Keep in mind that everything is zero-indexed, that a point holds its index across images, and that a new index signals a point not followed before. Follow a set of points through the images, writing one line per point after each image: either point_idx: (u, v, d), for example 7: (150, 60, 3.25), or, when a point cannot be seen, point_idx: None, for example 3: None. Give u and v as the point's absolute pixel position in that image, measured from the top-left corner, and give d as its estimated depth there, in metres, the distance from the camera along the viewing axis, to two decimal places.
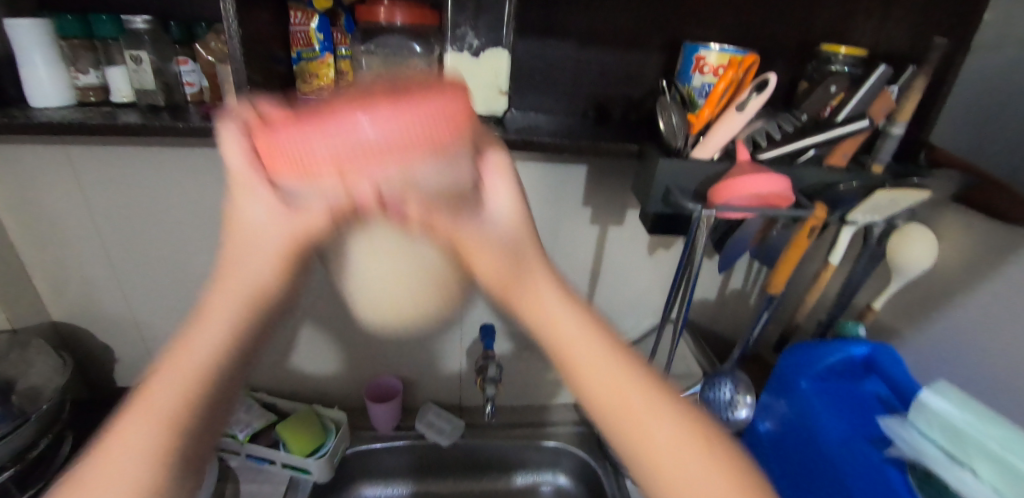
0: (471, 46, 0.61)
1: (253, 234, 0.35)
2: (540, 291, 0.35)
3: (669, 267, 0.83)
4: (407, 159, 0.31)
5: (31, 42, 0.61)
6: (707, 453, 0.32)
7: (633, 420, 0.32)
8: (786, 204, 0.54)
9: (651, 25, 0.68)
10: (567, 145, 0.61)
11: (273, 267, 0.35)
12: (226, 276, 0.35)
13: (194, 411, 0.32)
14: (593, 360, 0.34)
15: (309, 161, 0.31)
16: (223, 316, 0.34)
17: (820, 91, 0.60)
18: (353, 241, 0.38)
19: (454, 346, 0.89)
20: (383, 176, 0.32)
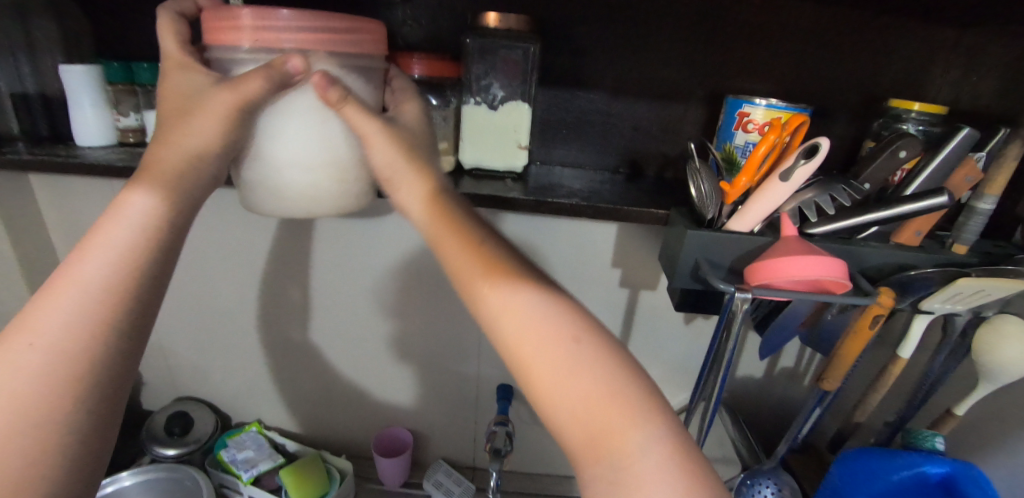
0: (495, 98, 0.58)
1: (178, 88, 0.42)
2: (487, 258, 0.38)
3: (707, 339, 0.75)
4: (320, 43, 0.42)
5: (80, 86, 0.64)
6: (629, 398, 0.32)
7: (555, 357, 0.33)
8: (842, 291, 0.46)
9: (690, 79, 0.63)
10: (585, 208, 0.55)
11: (200, 130, 0.41)
12: (149, 171, 0.41)
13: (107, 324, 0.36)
14: (525, 312, 0.35)
15: (237, 22, 0.41)
16: (98, 266, 0.37)
17: (886, 158, 0.49)
18: (279, 126, 0.44)
19: (470, 405, 0.83)
20: (298, 43, 0.41)
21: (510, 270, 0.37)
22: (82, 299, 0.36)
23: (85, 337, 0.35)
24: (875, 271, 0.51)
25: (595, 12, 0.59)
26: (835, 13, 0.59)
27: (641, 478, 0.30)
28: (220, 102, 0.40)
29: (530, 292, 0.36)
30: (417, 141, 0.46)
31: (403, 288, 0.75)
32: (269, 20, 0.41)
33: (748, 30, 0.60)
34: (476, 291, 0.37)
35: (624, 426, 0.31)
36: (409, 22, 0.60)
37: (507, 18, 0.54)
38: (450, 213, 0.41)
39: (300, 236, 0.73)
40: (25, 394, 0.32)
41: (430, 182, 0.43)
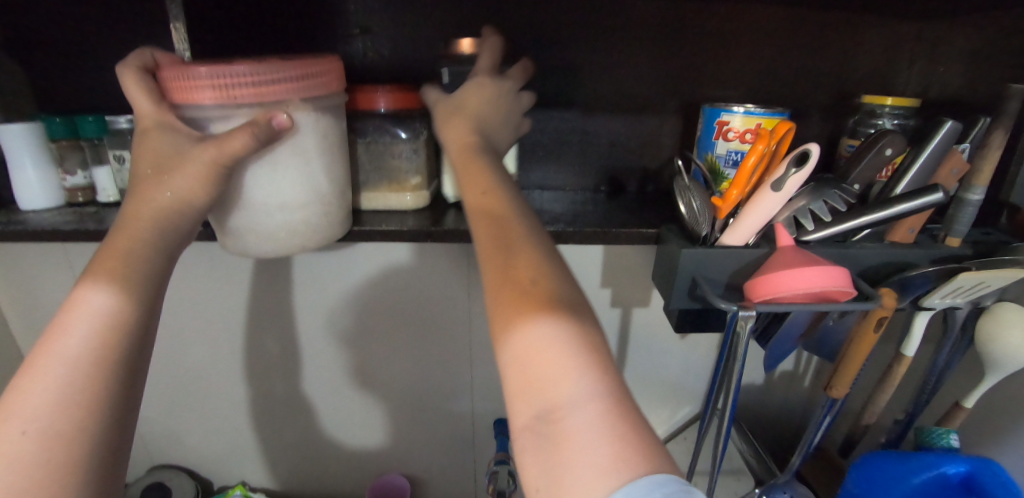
0: None
1: (158, 150, 0.39)
2: (490, 214, 0.36)
3: (705, 351, 0.72)
4: (294, 91, 0.40)
5: (20, 146, 0.60)
6: (564, 346, 0.29)
7: (502, 296, 0.31)
8: (846, 298, 0.44)
9: (663, 89, 0.61)
10: (571, 233, 0.52)
11: (175, 186, 0.38)
12: (117, 236, 0.37)
13: (91, 398, 0.31)
14: (518, 304, 0.31)
15: (201, 81, 0.38)
16: (63, 364, 0.31)
17: (873, 156, 0.48)
18: (262, 176, 0.42)
19: (466, 443, 0.79)
20: (273, 96, 0.40)
21: (535, 278, 0.32)
22: (49, 406, 0.30)
23: (73, 426, 0.30)
24: (870, 273, 0.50)
25: (561, 30, 0.58)
26: (800, 14, 0.59)
27: (568, 435, 0.27)
28: (197, 159, 0.38)
29: (533, 298, 0.31)
30: (481, 107, 0.45)
31: (386, 328, 0.71)
32: (236, 74, 0.38)
33: (716, 38, 0.59)
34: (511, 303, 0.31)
35: (559, 373, 0.28)
36: (370, 53, 0.58)
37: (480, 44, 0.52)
38: (482, 161, 0.41)
39: (270, 286, 0.68)
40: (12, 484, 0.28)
41: (477, 133, 0.44)
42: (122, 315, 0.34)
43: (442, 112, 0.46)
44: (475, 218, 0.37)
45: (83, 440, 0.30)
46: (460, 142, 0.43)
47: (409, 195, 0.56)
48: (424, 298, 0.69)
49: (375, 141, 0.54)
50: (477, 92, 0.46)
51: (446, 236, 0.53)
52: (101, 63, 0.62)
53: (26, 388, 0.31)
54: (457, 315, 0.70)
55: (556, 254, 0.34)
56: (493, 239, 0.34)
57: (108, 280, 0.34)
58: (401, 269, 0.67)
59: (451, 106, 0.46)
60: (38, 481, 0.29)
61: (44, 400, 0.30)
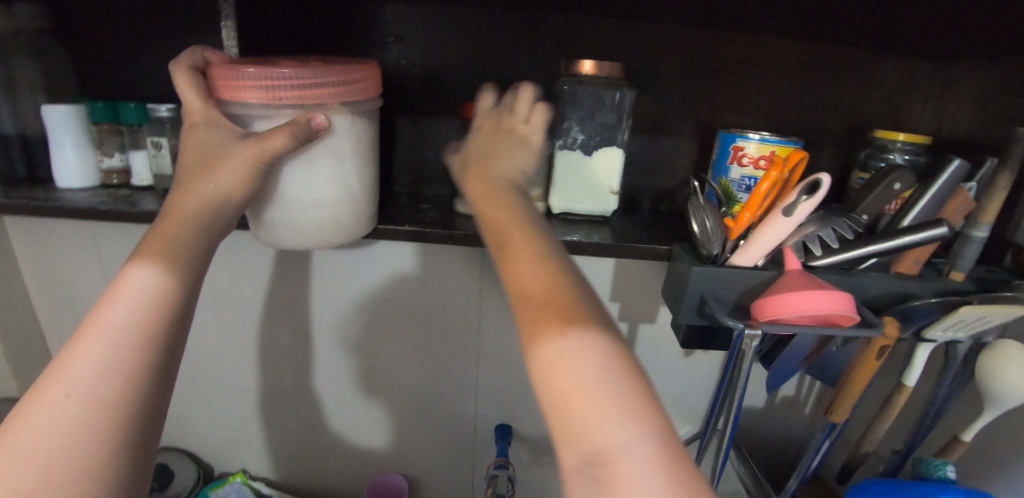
0: (577, 142, 0.55)
1: (204, 144, 0.42)
2: (516, 258, 0.36)
3: (709, 370, 0.74)
4: (334, 95, 0.43)
5: (62, 126, 0.63)
6: (597, 378, 0.30)
7: (538, 335, 0.32)
8: (849, 323, 0.45)
9: (681, 112, 0.64)
10: (587, 245, 0.52)
11: (217, 179, 0.41)
12: (162, 227, 0.39)
13: (135, 367, 0.33)
14: (565, 346, 0.31)
15: (246, 82, 0.41)
16: (107, 333, 0.33)
17: (881, 190, 0.50)
18: (296, 175, 0.44)
19: (466, 448, 0.80)
20: (314, 99, 0.42)
21: (565, 311, 0.33)
22: (93, 370, 0.32)
23: (118, 390, 0.32)
24: (875, 302, 0.52)
25: (587, 50, 0.60)
26: (813, 49, 0.61)
27: (621, 478, 0.27)
28: (241, 154, 0.41)
29: (569, 330, 0.32)
30: (489, 146, 0.48)
31: (396, 327, 0.73)
32: (280, 77, 0.41)
33: (733, 66, 0.62)
34: (550, 337, 0.32)
35: (600, 420, 0.29)
36: (402, 60, 0.60)
37: (605, 66, 0.52)
38: (504, 198, 0.42)
39: (287, 277, 0.70)
40: (59, 443, 0.30)
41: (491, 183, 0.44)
42: (166, 293, 0.36)
43: (463, 165, 0.48)
44: (508, 270, 0.37)
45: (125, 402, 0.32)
46: (481, 185, 0.44)
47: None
48: (436, 299, 0.70)
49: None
50: (489, 132, 0.50)
51: (466, 242, 0.54)
52: (145, 54, 0.65)
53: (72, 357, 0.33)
54: (469, 318, 0.71)
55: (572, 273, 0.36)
56: (527, 282, 0.35)
57: (154, 260, 0.37)
58: (418, 270, 0.69)
59: (471, 158, 0.48)
60: (78, 439, 0.30)
61: (89, 365, 0.32)
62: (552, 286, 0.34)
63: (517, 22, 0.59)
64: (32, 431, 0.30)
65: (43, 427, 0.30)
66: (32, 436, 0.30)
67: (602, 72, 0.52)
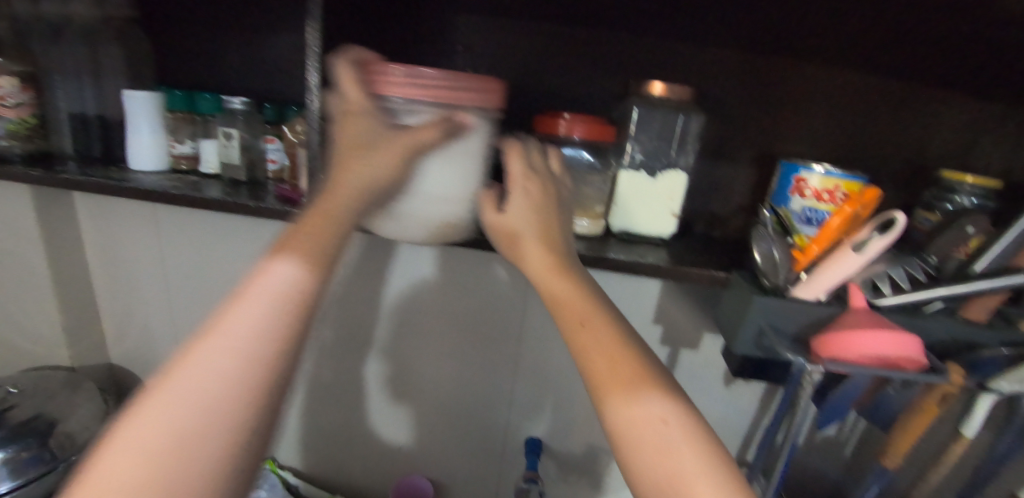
0: (635, 161, 0.57)
1: (361, 129, 0.42)
2: (595, 338, 0.39)
3: (748, 402, 0.72)
4: (476, 101, 0.45)
5: (141, 111, 0.66)
6: (674, 432, 0.35)
7: (621, 407, 0.36)
8: (914, 367, 0.44)
9: (742, 139, 0.63)
10: (644, 266, 0.51)
11: (376, 169, 0.42)
12: (315, 221, 0.41)
13: (283, 342, 0.37)
14: (647, 412, 0.35)
15: (401, 78, 0.43)
16: (229, 343, 0.35)
17: (952, 233, 0.50)
18: (436, 170, 0.46)
19: (494, 459, 0.80)
20: (459, 101, 0.45)
21: (644, 378, 0.37)
22: (243, 348, 0.35)
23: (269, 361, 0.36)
24: (938, 346, 0.50)
25: (652, 71, 0.60)
26: (883, 84, 0.60)
27: None
28: (402, 147, 0.42)
29: (651, 395, 0.36)
30: (537, 213, 0.45)
31: (437, 331, 0.73)
32: (434, 79, 0.43)
33: (797, 96, 0.61)
34: (635, 405, 0.36)
35: (685, 479, 0.33)
36: (468, 70, 0.62)
37: (678, 90, 0.53)
38: (569, 277, 0.42)
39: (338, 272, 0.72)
40: (219, 396, 0.34)
41: (550, 252, 0.43)
42: (292, 304, 0.37)
43: (508, 228, 0.45)
44: (585, 355, 0.38)
45: (240, 416, 0.34)
46: (540, 261, 0.43)
47: (587, 219, 0.56)
48: (479, 307, 0.71)
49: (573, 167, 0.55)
50: (528, 196, 0.45)
51: None
52: (223, 48, 0.68)
53: (195, 359, 0.35)
54: (510, 328, 0.72)
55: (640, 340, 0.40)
56: (607, 357, 0.37)
57: (297, 260, 0.39)
58: (466, 276, 0.70)
59: (512, 230, 0.44)
60: (232, 395, 0.34)
61: (210, 373, 0.34)
62: (631, 357, 0.38)
63: (584, 40, 0.59)
64: (198, 377, 0.34)
65: (205, 376, 0.34)
66: (199, 382, 0.34)
67: (673, 96, 0.53)
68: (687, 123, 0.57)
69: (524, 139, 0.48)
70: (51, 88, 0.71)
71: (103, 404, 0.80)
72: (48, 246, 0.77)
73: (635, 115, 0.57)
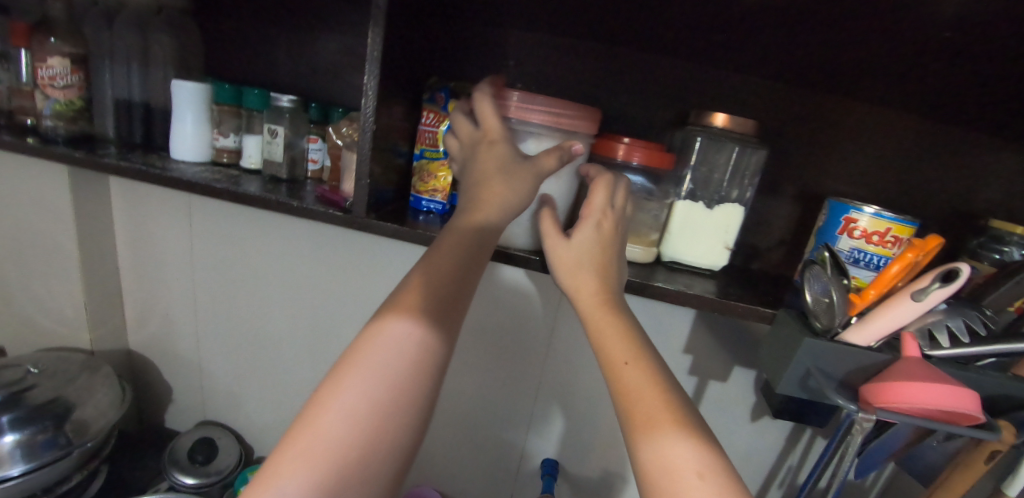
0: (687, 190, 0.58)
1: (502, 156, 0.47)
2: (641, 381, 0.38)
3: (773, 440, 0.70)
4: (588, 128, 0.52)
5: (187, 101, 0.66)
6: (705, 486, 0.33)
7: (653, 449, 0.35)
8: (968, 422, 0.43)
9: (789, 172, 0.62)
10: (689, 296, 0.50)
11: (514, 193, 0.46)
12: (455, 252, 0.43)
13: (425, 365, 0.38)
14: (671, 447, 0.35)
15: (532, 103, 0.50)
16: (380, 371, 0.37)
17: (1011, 286, 0.48)
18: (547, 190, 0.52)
19: (507, 476, 0.79)
20: (579, 126, 0.51)
21: (674, 417, 0.36)
22: (392, 369, 0.37)
23: (406, 380, 0.37)
24: (987, 401, 0.48)
25: (704, 97, 0.60)
26: (939, 128, 0.59)
27: None
28: (535, 173, 0.47)
29: (676, 436, 0.35)
30: (603, 250, 0.46)
31: (462, 342, 0.73)
32: (560, 108, 0.50)
33: (849, 134, 0.60)
34: (663, 445, 0.35)
35: None
36: (518, 84, 0.61)
37: (740, 123, 0.53)
38: (617, 315, 0.43)
39: (367, 275, 0.72)
40: (370, 415, 0.36)
41: (606, 287, 0.44)
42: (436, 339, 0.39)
43: (571, 255, 0.46)
44: (627, 393, 0.38)
45: (386, 445, 0.36)
46: (592, 296, 0.44)
47: (640, 245, 0.55)
48: (507, 322, 0.70)
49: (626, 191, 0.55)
50: (597, 231, 0.46)
51: None
52: (274, 44, 0.68)
53: (346, 388, 0.36)
54: (536, 347, 0.71)
55: (673, 379, 0.39)
56: (649, 399, 0.37)
57: (432, 290, 0.41)
58: (495, 288, 0.69)
59: (575, 261, 0.46)
60: (378, 413, 0.36)
61: (361, 400, 0.36)
62: (665, 395, 0.38)
63: (638, 63, 0.59)
64: (353, 395, 0.36)
65: (360, 393, 0.36)
66: (353, 402, 0.36)
67: (735, 127, 0.53)
68: (744, 155, 0.57)
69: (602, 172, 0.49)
70: (100, 72, 0.71)
71: (120, 390, 0.80)
72: (80, 227, 0.77)
73: (696, 145, 0.58)
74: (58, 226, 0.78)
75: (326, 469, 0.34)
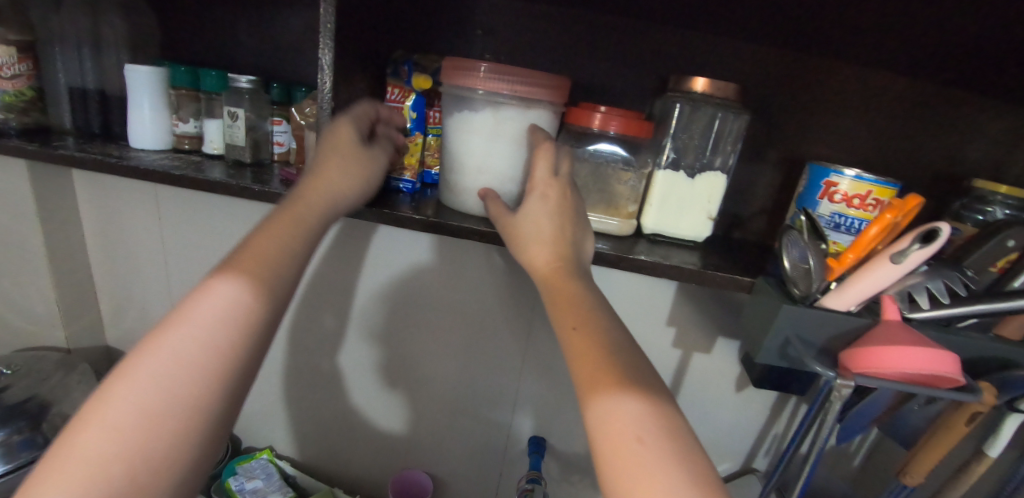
0: (669, 159, 0.54)
1: (347, 144, 0.49)
2: (589, 345, 0.35)
3: (759, 409, 0.70)
4: (555, 96, 0.49)
5: (143, 86, 0.63)
6: (649, 450, 0.30)
7: (599, 411, 0.32)
8: (949, 384, 0.42)
9: (769, 138, 0.60)
10: (667, 267, 0.49)
11: (347, 189, 0.47)
12: (279, 226, 0.43)
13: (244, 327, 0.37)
14: (614, 400, 0.32)
15: (501, 72, 0.47)
16: (197, 331, 0.36)
17: (993, 246, 0.47)
18: (506, 156, 0.50)
19: (495, 455, 0.78)
20: (546, 96, 0.49)
21: (616, 373, 0.33)
22: (206, 330, 0.36)
23: (228, 342, 0.37)
24: (968, 362, 0.47)
25: (680, 62, 0.57)
26: (917, 86, 0.57)
27: None
28: (364, 172, 0.49)
29: (620, 392, 0.32)
30: (555, 218, 0.43)
31: (442, 327, 0.72)
32: (526, 78, 0.48)
33: (829, 95, 0.58)
34: (607, 405, 0.32)
35: (647, 485, 0.28)
36: (487, 55, 0.59)
37: (721, 87, 0.52)
38: (572, 283, 0.40)
39: (343, 261, 0.71)
40: (182, 373, 0.35)
41: (561, 256, 0.42)
42: (234, 332, 0.37)
43: (524, 226, 0.44)
44: (576, 360, 0.35)
45: (204, 396, 0.35)
46: (547, 265, 0.42)
47: (619, 218, 0.53)
48: (487, 303, 0.69)
49: (604, 163, 0.53)
50: (543, 202, 0.44)
51: None
52: (232, 24, 0.65)
53: (152, 353, 0.35)
54: (516, 325, 0.69)
55: (620, 332, 0.37)
56: (594, 361, 0.34)
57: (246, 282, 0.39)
58: (472, 270, 0.67)
59: (525, 233, 0.43)
60: (195, 373, 0.35)
61: (179, 353, 0.35)
62: (609, 351, 0.35)
63: (610, 28, 0.57)
64: (165, 353, 0.35)
65: (168, 353, 0.35)
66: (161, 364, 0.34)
67: (716, 92, 0.52)
68: (726, 122, 0.54)
69: (543, 141, 0.47)
70: (51, 60, 0.68)
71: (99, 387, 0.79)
72: (45, 224, 0.75)
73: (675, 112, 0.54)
74: (24, 224, 0.75)
75: (129, 431, 0.32)
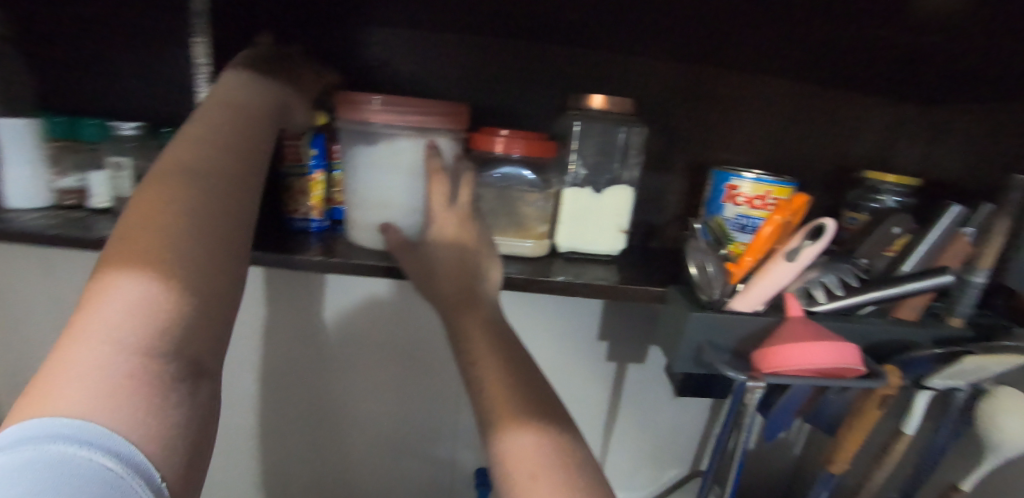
0: (577, 177, 0.54)
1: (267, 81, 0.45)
2: (493, 383, 0.35)
3: (697, 412, 0.71)
4: (452, 122, 0.48)
5: (13, 141, 0.57)
6: (540, 486, 0.29)
7: (500, 447, 0.32)
8: (852, 374, 0.43)
9: (673, 146, 0.62)
10: (579, 286, 0.48)
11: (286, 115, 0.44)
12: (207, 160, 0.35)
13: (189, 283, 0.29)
14: (514, 433, 0.32)
15: (392, 104, 0.46)
16: (113, 329, 0.26)
17: (879, 234, 0.51)
18: (406, 185, 0.49)
19: (442, 491, 0.75)
20: (443, 125, 0.48)
21: (513, 406, 0.33)
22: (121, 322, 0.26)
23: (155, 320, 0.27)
24: (871, 347, 0.49)
25: (578, 80, 0.58)
26: (800, 87, 0.59)
27: None
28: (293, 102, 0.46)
29: (518, 425, 0.32)
30: (458, 249, 0.43)
31: (372, 364, 0.69)
32: (419, 107, 0.46)
33: (721, 101, 0.60)
34: (506, 441, 0.32)
35: None
36: (386, 84, 0.58)
37: (617, 102, 0.52)
38: (477, 317, 0.40)
39: (258, 307, 0.67)
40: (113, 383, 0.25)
41: (468, 287, 0.42)
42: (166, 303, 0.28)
43: (431, 260, 0.44)
44: (480, 397, 0.35)
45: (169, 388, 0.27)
46: (453, 295, 0.42)
47: (531, 240, 0.53)
48: (416, 333, 0.67)
49: (511, 186, 0.53)
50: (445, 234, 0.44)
51: None
52: (113, 71, 0.61)
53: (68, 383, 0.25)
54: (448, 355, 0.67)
55: (528, 365, 0.37)
56: (496, 397, 0.34)
57: (170, 251, 0.29)
58: (396, 302, 0.65)
59: (430, 269, 0.43)
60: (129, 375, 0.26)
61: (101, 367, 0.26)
62: (511, 383, 0.35)
63: (505, 51, 0.57)
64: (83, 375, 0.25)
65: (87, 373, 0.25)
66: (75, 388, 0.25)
67: (612, 107, 0.52)
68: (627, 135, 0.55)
69: (439, 168, 0.46)
70: None
71: None
72: None
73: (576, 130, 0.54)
74: None
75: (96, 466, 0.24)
